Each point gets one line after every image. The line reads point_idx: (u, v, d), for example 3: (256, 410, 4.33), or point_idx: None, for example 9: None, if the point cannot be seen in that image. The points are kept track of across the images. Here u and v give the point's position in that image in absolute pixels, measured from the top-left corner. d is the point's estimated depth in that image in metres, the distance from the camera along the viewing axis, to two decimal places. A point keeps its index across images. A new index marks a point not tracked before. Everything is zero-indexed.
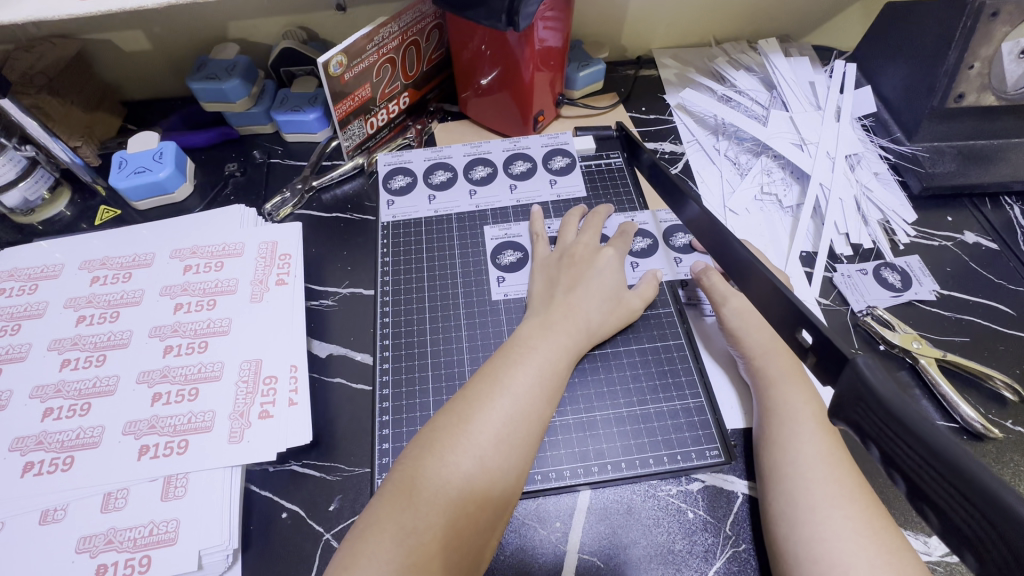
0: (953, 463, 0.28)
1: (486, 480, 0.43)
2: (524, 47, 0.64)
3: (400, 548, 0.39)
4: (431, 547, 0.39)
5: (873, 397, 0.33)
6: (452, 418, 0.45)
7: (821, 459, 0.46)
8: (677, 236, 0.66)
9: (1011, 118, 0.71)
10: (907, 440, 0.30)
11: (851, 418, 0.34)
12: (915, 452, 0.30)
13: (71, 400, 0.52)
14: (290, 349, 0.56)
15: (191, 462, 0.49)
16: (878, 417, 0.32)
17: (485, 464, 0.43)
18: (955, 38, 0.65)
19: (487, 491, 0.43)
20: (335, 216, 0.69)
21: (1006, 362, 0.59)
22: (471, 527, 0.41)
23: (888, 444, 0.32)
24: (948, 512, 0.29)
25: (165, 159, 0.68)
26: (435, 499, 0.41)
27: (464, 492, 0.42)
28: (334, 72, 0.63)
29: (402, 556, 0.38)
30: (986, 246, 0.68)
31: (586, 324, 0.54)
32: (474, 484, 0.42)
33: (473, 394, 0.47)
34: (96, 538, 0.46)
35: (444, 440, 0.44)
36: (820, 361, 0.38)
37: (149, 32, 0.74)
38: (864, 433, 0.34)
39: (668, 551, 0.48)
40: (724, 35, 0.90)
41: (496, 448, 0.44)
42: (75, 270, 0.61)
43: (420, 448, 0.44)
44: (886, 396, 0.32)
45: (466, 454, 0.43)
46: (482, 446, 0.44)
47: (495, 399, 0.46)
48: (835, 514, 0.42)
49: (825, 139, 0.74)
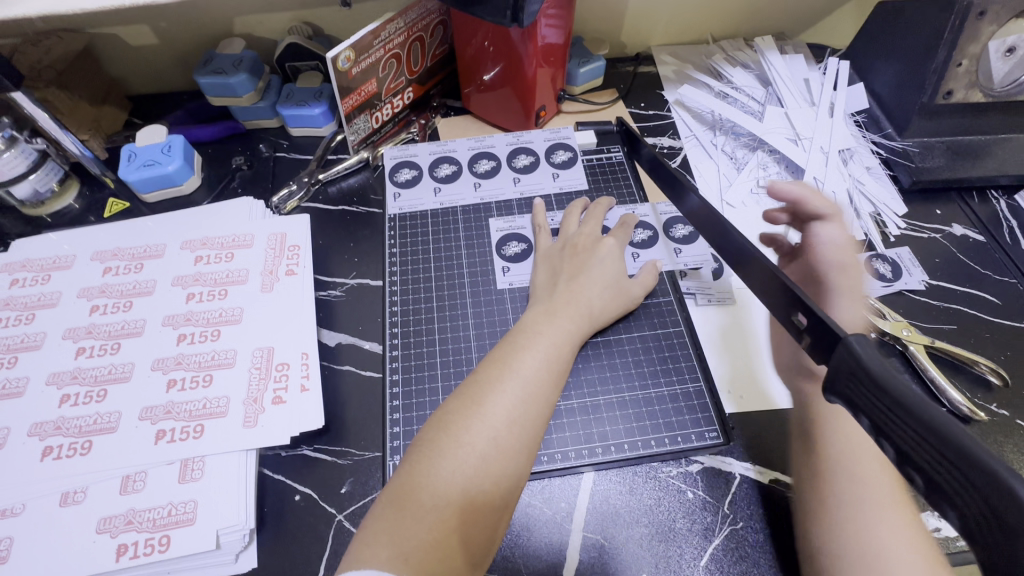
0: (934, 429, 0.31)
1: (500, 460, 0.44)
2: (528, 44, 0.66)
3: (421, 523, 0.40)
4: (450, 522, 0.41)
5: (864, 371, 0.35)
6: (464, 401, 0.47)
7: (888, 504, 0.45)
8: (677, 228, 0.68)
9: (997, 115, 0.73)
10: (895, 409, 0.33)
11: (844, 393, 0.37)
12: (902, 421, 0.33)
13: (87, 387, 0.53)
14: (300, 337, 0.58)
15: (206, 446, 0.51)
16: (868, 389, 0.35)
17: (499, 444, 0.45)
18: (944, 37, 0.67)
19: (501, 470, 0.44)
20: (342, 208, 0.71)
21: (992, 348, 0.61)
22: (486, 503, 0.43)
23: (877, 414, 0.35)
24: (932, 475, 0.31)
25: (174, 152, 0.69)
26: (451, 479, 0.43)
27: (480, 471, 0.44)
28: (342, 66, 0.64)
29: (422, 532, 0.40)
30: (973, 239, 0.71)
31: (589, 310, 0.56)
32: (488, 463, 0.44)
33: (483, 379, 0.49)
34: (116, 519, 0.47)
35: (457, 422, 0.45)
36: (814, 342, 0.41)
37: (155, 26, 0.75)
38: (857, 407, 0.36)
39: (668, 529, 0.51)
40: (720, 33, 0.92)
41: (509, 429, 0.46)
42: (87, 261, 0.62)
43: (434, 431, 0.45)
44: (875, 369, 0.35)
45: (480, 434, 0.45)
46: (495, 427, 0.45)
47: (506, 382, 0.48)
48: (905, 555, 0.42)
49: (819, 135, 0.76)
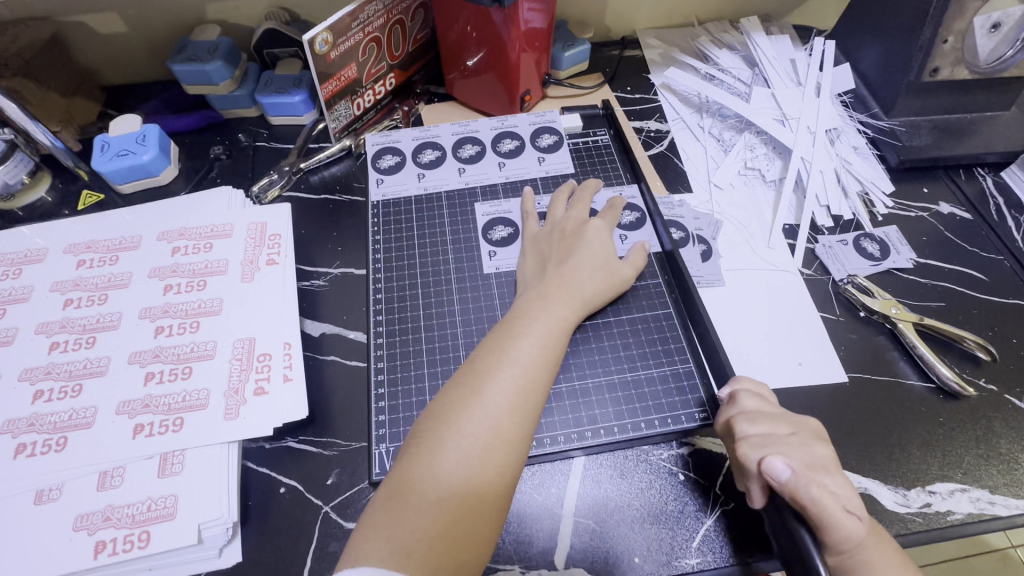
0: None
1: (502, 448, 0.43)
2: (510, 27, 0.64)
3: (425, 517, 0.40)
4: (454, 513, 0.40)
5: None
6: (462, 390, 0.46)
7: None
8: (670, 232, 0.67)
9: (983, 93, 0.73)
10: None
11: None
12: None
13: (62, 382, 0.52)
14: (282, 327, 0.57)
15: (187, 439, 0.49)
16: None
17: (500, 433, 0.44)
18: (929, 14, 0.67)
19: (505, 458, 0.43)
20: (324, 198, 0.69)
21: (980, 325, 0.61)
22: (492, 492, 0.42)
23: None
24: None
25: (149, 142, 0.67)
26: (455, 471, 0.42)
27: (482, 461, 0.42)
28: (321, 50, 0.62)
29: (428, 524, 0.40)
30: (960, 216, 0.70)
31: (581, 293, 0.55)
32: (491, 452, 0.43)
33: (481, 366, 0.47)
34: (93, 516, 0.46)
35: (456, 412, 0.44)
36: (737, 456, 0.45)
37: (126, 13, 0.72)
38: None
39: (660, 511, 0.50)
40: (707, 15, 0.91)
41: (510, 418, 0.45)
42: (60, 254, 0.60)
43: (433, 422, 0.44)
44: None
45: (481, 423, 0.44)
46: (495, 415, 0.44)
47: (503, 371, 0.47)
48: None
49: (806, 114, 0.75)
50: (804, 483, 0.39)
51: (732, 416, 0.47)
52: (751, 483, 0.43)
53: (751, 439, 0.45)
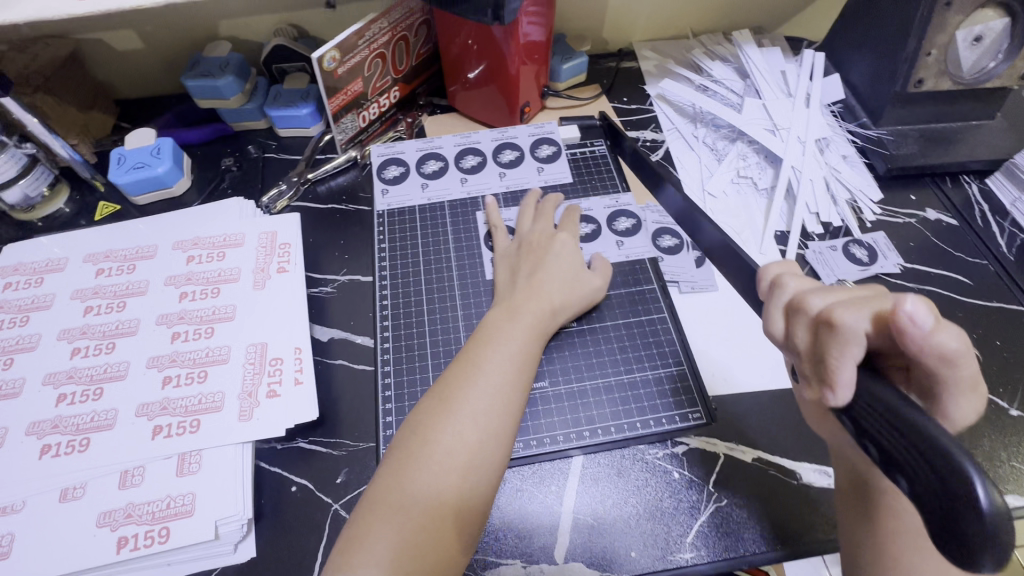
0: (928, 439, 0.31)
1: (472, 455, 0.46)
2: (511, 42, 0.67)
3: (403, 524, 0.42)
4: (433, 517, 0.43)
5: (891, 409, 0.34)
6: (433, 403, 0.48)
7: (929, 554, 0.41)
8: (664, 239, 0.69)
9: (968, 103, 0.76)
10: (907, 438, 0.32)
11: (857, 418, 0.36)
12: (907, 445, 0.32)
13: (84, 385, 0.54)
14: (293, 332, 0.59)
15: (203, 440, 0.52)
16: (887, 424, 0.34)
17: (475, 438, 0.46)
18: (913, 28, 0.69)
19: (475, 464, 0.45)
20: (331, 207, 0.72)
21: (965, 327, 0.63)
22: (470, 495, 0.45)
23: (890, 443, 0.33)
24: (915, 484, 0.32)
25: (164, 155, 0.70)
26: (432, 476, 0.44)
27: (453, 468, 0.45)
28: (328, 66, 0.65)
29: (407, 527, 0.42)
30: (946, 222, 0.73)
31: (550, 302, 0.57)
32: (464, 458, 0.45)
33: (451, 378, 0.50)
34: (115, 513, 0.48)
35: (432, 421, 0.47)
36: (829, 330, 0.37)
37: (141, 31, 0.75)
38: (867, 434, 0.35)
39: (655, 508, 0.52)
40: (701, 28, 0.93)
41: (485, 422, 0.47)
42: (80, 263, 0.63)
43: (407, 435, 0.47)
44: (900, 403, 0.34)
45: (456, 430, 0.46)
46: (462, 424, 0.46)
47: (472, 381, 0.49)
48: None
49: (797, 124, 0.78)
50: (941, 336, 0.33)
51: (799, 295, 0.40)
52: (851, 354, 0.35)
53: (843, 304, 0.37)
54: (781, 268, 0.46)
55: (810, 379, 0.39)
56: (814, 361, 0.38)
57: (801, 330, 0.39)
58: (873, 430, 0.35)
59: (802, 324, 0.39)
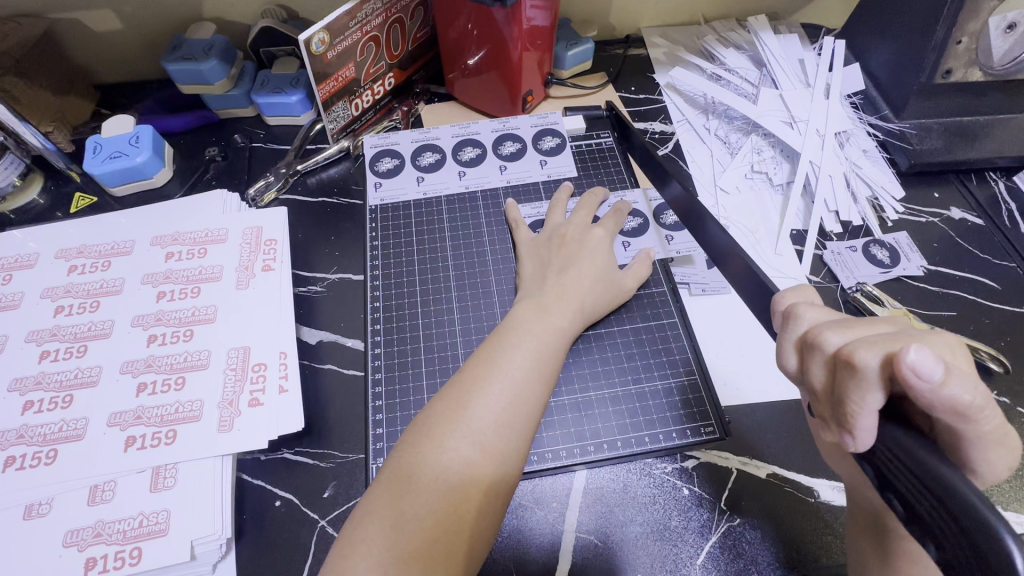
0: (958, 499, 0.28)
1: (486, 463, 0.42)
2: (512, 25, 0.62)
3: (401, 536, 0.38)
4: (432, 531, 0.39)
5: (914, 461, 0.30)
6: (448, 404, 0.44)
7: None
8: (667, 215, 0.66)
9: (997, 95, 0.71)
10: (933, 499, 0.29)
11: (878, 466, 0.32)
12: (935, 507, 0.29)
13: (51, 392, 0.51)
14: (277, 336, 0.55)
15: (179, 452, 0.48)
16: (912, 479, 0.30)
17: (485, 448, 0.42)
18: (943, 14, 0.64)
19: (488, 474, 0.42)
20: (321, 200, 0.68)
21: (992, 335, 0.60)
22: (476, 512, 0.41)
23: (914, 499, 0.30)
24: (947, 549, 0.28)
25: (143, 143, 0.65)
26: (433, 486, 0.40)
27: (464, 477, 0.41)
28: (317, 50, 0.61)
29: (402, 541, 0.38)
30: (971, 222, 0.69)
31: (581, 303, 0.54)
32: (475, 468, 0.42)
33: (469, 377, 0.46)
34: (83, 531, 0.45)
35: (440, 426, 0.43)
36: (845, 375, 0.32)
37: (119, 11, 0.71)
38: (889, 484, 0.32)
39: (663, 527, 0.49)
40: (713, 14, 0.89)
41: (496, 433, 0.43)
42: (52, 259, 0.59)
43: (416, 435, 0.43)
44: (923, 456, 0.30)
45: (465, 438, 0.42)
46: (481, 431, 0.43)
47: (490, 383, 0.45)
48: None
49: (815, 117, 0.74)
50: (958, 385, 0.28)
51: (811, 328, 0.35)
52: (867, 402, 0.31)
53: (857, 342, 0.32)
54: (797, 297, 0.42)
55: (829, 420, 0.35)
56: (832, 403, 0.34)
57: (816, 367, 0.35)
58: (898, 483, 0.31)
59: (816, 361, 0.34)
